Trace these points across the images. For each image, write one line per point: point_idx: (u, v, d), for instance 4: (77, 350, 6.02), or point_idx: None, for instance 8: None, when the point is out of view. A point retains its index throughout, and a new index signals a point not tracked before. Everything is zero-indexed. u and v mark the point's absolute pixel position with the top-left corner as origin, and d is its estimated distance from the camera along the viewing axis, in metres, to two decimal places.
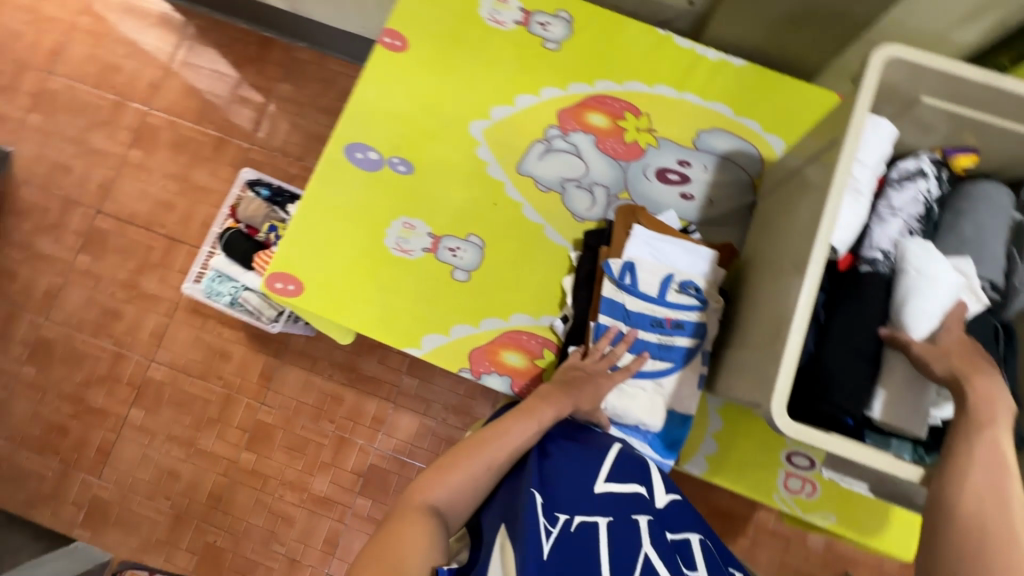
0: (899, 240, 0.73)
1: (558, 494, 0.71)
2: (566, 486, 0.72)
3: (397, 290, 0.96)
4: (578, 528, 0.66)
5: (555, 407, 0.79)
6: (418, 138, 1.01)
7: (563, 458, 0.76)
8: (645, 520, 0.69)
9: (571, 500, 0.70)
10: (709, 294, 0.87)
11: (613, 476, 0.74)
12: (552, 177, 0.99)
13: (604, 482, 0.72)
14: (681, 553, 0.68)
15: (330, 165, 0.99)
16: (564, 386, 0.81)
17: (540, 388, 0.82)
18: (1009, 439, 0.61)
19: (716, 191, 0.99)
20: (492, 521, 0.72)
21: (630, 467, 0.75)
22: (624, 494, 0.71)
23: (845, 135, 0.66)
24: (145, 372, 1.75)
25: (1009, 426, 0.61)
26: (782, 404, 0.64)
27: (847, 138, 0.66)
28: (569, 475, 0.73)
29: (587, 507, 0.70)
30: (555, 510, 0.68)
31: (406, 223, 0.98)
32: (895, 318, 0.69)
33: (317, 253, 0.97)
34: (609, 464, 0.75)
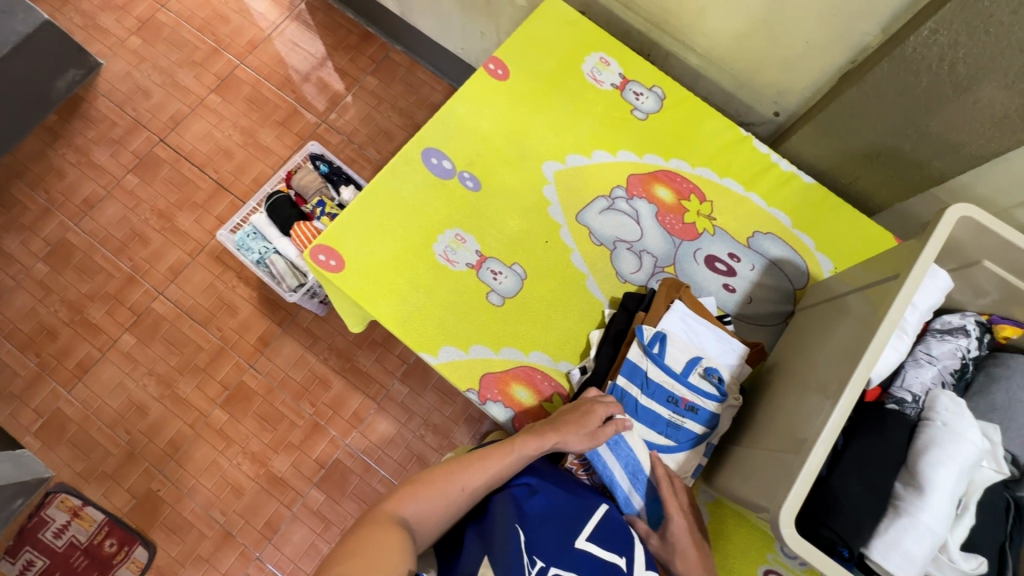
0: (931, 389, 0.75)
1: (541, 539, 0.71)
2: (550, 530, 0.73)
3: (431, 294, 0.97)
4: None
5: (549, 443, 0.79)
6: (493, 161, 1.05)
7: (549, 504, 0.76)
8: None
9: (553, 547, 0.71)
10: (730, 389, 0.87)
11: (596, 536, 0.73)
12: (607, 233, 1.02)
13: (586, 540, 0.72)
14: None
15: (403, 161, 1.03)
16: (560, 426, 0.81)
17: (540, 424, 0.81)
18: None
19: (757, 291, 1.01)
20: (471, 546, 0.70)
21: (615, 533, 0.75)
22: (603, 560, 0.71)
23: (905, 276, 0.69)
24: (150, 303, 1.75)
25: None
26: (787, 516, 0.63)
27: (907, 279, 0.68)
28: (554, 523, 0.74)
29: (565, 561, 0.70)
30: (534, 552, 0.70)
31: (458, 235, 1.01)
32: (913, 463, 0.69)
33: (367, 238, 0.99)
34: (596, 523, 0.75)
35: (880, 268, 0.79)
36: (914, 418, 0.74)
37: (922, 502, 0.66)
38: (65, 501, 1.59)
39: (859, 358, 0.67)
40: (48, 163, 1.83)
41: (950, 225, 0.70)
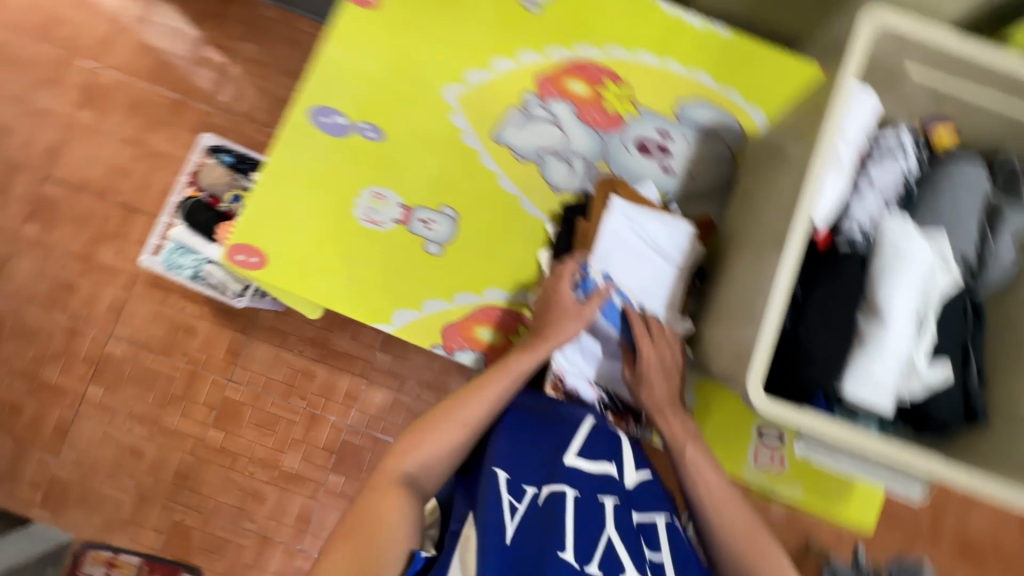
0: (878, 216, 0.73)
1: (523, 469, 0.66)
2: (532, 457, 0.67)
3: (367, 263, 0.92)
4: (546, 500, 0.63)
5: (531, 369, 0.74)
6: (388, 102, 0.95)
7: (531, 430, 0.70)
8: (611, 503, 0.63)
9: (537, 474, 0.66)
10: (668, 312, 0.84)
11: (585, 450, 0.67)
12: (529, 147, 0.95)
13: (574, 457, 0.67)
14: (646, 537, 0.63)
15: (293, 128, 0.93)
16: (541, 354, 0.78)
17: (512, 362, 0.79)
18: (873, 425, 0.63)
19: (696, 164, 0.97)
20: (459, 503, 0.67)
21: (603, 441, 0.69)
22: (593, 475, 0.66)
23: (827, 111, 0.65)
24: (104, 348, 1.67)
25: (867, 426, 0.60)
26: (758, 378, 0.62)
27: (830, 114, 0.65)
28: (537, 450, 0.68)
29: (556, 481, 0.64)
30: (523, 484, 0.64)
31: (376, 192, 0.93)
32: (871, 298, 0.69)
33: (282, 225, 0.92)
34: (583, 436, 0.69)
35: (808, 105, 0.74)
36: (866, 250, 0.73)
37: (884, 332, 0.67)
38: (96, 556, 1.59)
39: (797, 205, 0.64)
40: None
41: (864, 45, 0.65)
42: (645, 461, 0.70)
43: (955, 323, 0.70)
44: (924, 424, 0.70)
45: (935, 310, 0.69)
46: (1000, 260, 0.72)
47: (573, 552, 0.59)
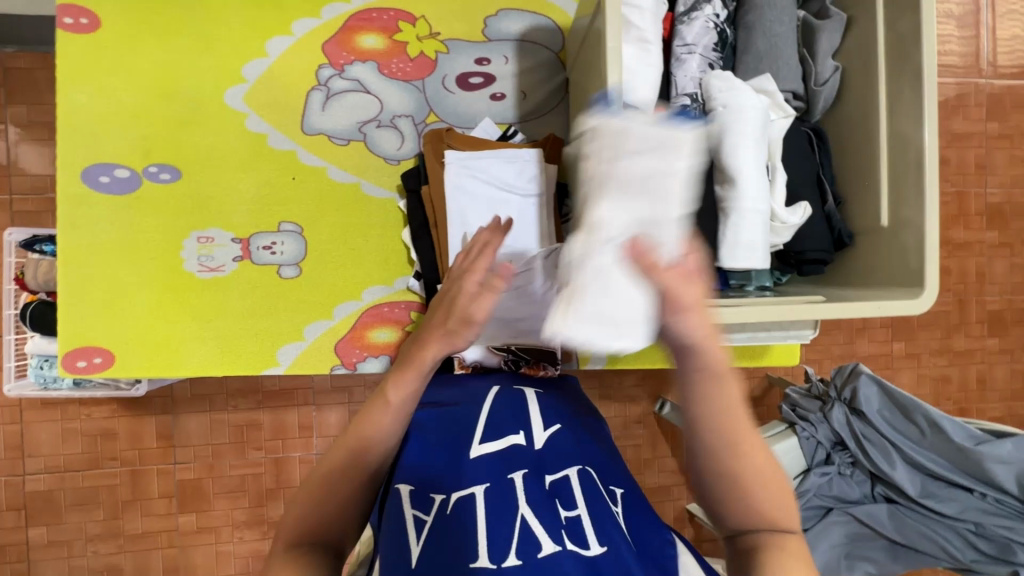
0: (703, 77, 0.70)
1: (428, 474, 0.57)
2: (435, 458, 0.58)
3: (226, 315, 0.83)
4: (454, 506, 0.53)
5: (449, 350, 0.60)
6: (168, 132, 0.82)
7: (432, 426, 0.62)
8: (521, 476, 0.55)
9: (442, 476, 0.56)
10: (546, 245, 0.79)
11: (489, 433, 0.61)
12: (346, 126, 0.85)
13: (478, 443, 0.59)
14: (562, 497, 0.55)
15: (70, 203, 0.79)
16: None
17: None
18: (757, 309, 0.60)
19: (525, 81, 0.90)
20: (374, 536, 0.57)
21: (505, 415, 0.63)
22: (502, 452, 0.58)
23: None
24: (24, 488, 1.52)
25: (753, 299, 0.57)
26: None
27: None
28: (441, 447, 0.60)
29: (462, 477, 0.56)
30: (429, 494, 0.55)
31: (201, 236, 0.82)
32: (720, 165, 0.67)
33: (111, 313, 0.80)
34: (484, 419, 0.62)
35: None
36: (701, 117, 0.70)
37: (739, 194, 0.65)
38: None
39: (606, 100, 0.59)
40: None
41: None
42: (553, 417, 0.64)
43: (798, 159, 0.70)
44: (802, 262, 0.72)
45: (781, 154, 0.68)
46: (824, 78, 0.70)
47: (488, 556, 0.49)
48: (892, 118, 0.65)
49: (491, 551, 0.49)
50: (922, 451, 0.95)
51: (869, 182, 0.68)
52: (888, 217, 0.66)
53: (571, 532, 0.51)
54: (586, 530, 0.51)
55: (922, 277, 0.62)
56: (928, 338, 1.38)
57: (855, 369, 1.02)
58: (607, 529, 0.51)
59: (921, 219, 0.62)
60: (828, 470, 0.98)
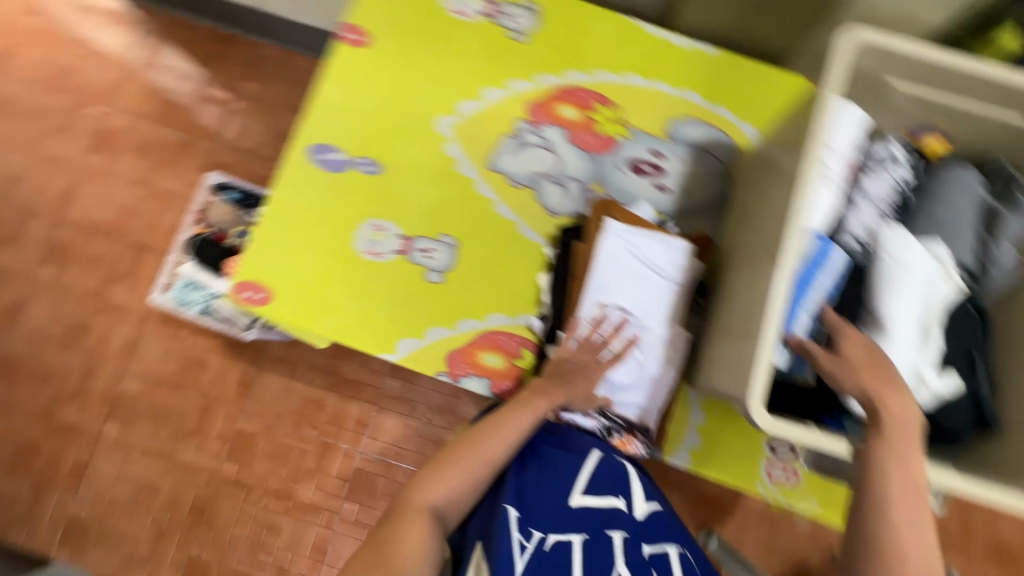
0: (875, 226, 0.73)
1: (533, 509, 0.69)
2: (543, 497, 0.71)
3: (371, 295, 0.93)
4: (553, 546, 0.67)
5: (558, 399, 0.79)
6: (385, 136, 0.97)
7: (537, 471, 0.74)
8: (620, 537, 0.70)
9: (548, 518, 0.69)
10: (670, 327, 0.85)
11: (588, 487, 0.73)
12: (525, 173, 0.97)
13: (580, 495, 0.72)
14: (647, 565, 0.69)
15: (293, 168, 0.95)
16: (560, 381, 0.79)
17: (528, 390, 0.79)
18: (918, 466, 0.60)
19: (690, 181, 0.97)
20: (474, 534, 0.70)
21: (604, 477, 0.74)
22: (596, 510, 0.71)
23: (811, 130, 0.66)
24: (117, 386, 1.70)
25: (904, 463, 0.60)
26: (759, 395, 0.61)
27: (812, 132, 0.65)
28: (544, 488, 0.72)
29: (566, 522, 0.69)
30: (530, 526, 0.67)
31: (377, 224, 0.95)
32: (875, 312, 0.69)
33: (285, 263, 0.94)
34: (587, 477, 0.74)
35: (794, 121, 0.75)
36: (864, 261, 0.73)
37: (887, 343, 0.67)
38: None
39: (786, 220, 0.64)
40: None
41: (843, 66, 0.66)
42: (650, 494, 0.76)
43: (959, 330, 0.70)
44: (935, 433, 0.69)
45: (941, 320, 0.69)
46: (1001, 263, 0.72)
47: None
48: None
49: None
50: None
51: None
52: None
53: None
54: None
55: None
56: None
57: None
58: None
59: None
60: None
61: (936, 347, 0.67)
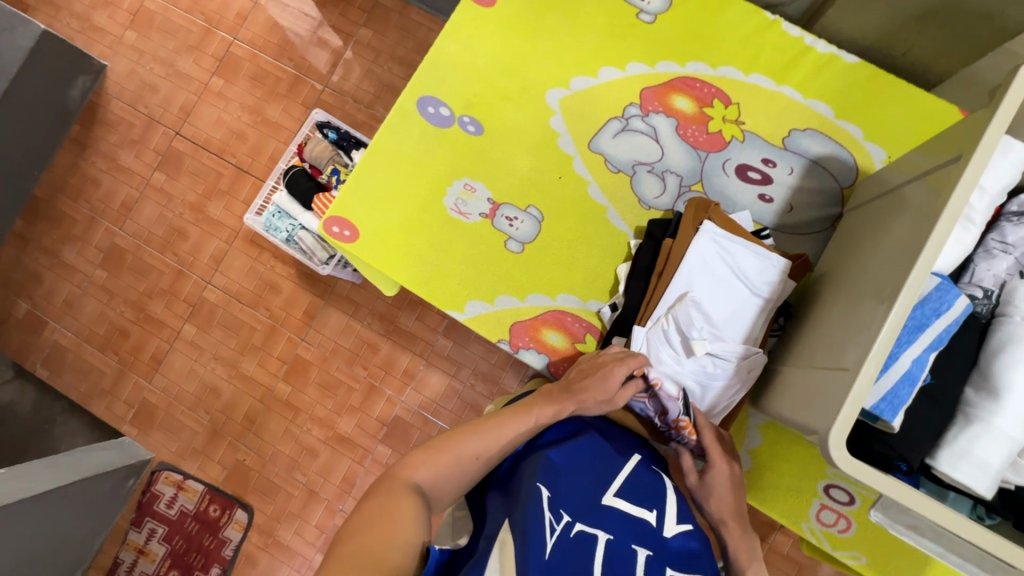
0: (1008, 281, 0.66)
1: (565, 493, 0.63)
2: (573, 484, 0.64)
3: (449, 253, 0.95)
4: (578, 534, 0.58)
5: (567, 408, 0.75)
6: (492, 99, 0.98)
7: (569, 456, 0.68)
8: (644, 554, 0.60)
9: (577, 503, 0.62)
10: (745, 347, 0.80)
11: (624, 492, 0.66)
12: (623, 158, 0.94)
13: (613, 496, 0.64)
14: None
15: (400, 116, 0.98)
16: (578, 387, 0.76)
17: (553, 389, 0.78)
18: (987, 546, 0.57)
19: (798, 197, 0.92)
20: (495, 510, 0.63)
21: (643, 487, 0.67)
22: (631, 516, 0.63)
23: (964, 162, 0.60)
24: (201, 292, 1.84)
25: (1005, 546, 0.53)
26: (840, 430, 0.57)
27: (966, 163, 0.59)
28: (576, 476, 0.66)
29: (594, 516, 0.62)
30: (559, 508, 0.61)
31: (467, 184, 0.96)
32: (990, 373, 0.62)
33: (375, 206, 0.97)
34: (623, 479, 0.67)
35: (940, 150, 0.69)
36: (986, 316, 0.66)
37: (996, 410, 0.61)
38: (168, 477, 1.78)
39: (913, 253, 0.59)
40: (83, 174, 1.91)
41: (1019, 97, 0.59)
42: (686, 515, 0.67)
43: None
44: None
45: None
46: None
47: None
48: None
49: None
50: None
51: None
52: None
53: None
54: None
55: None
56: None
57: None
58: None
59: None
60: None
61: None
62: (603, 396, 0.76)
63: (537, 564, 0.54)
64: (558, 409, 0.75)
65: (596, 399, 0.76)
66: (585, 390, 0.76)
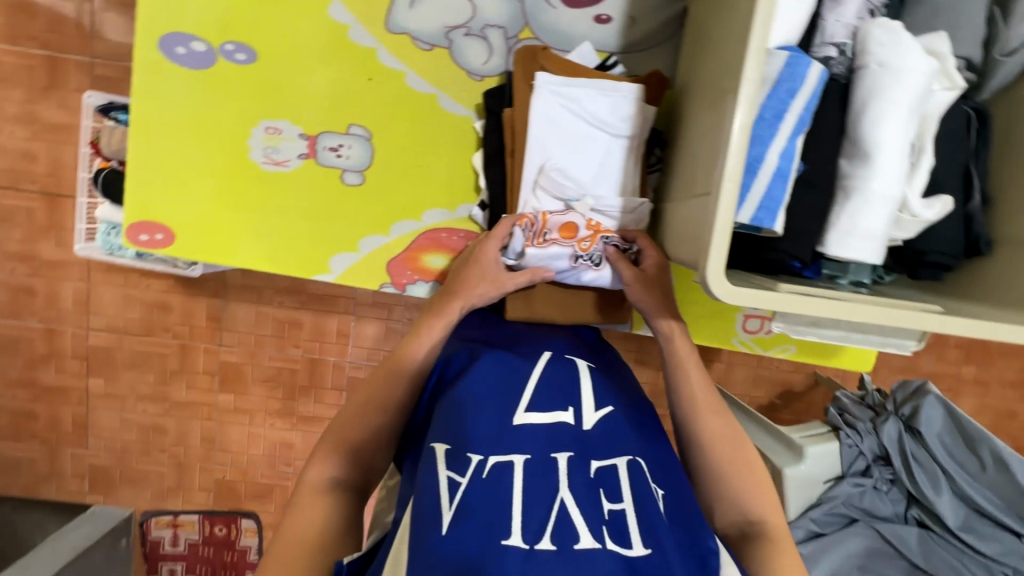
0: (859, 26, 0.58)
1: (468, 432, 0.54)
2: (476, 418, 0.55)
3: (285, 214, 0.81)
4: (490, 470, 0.49)
5: (455, 316, 0.68)
6: (249, 9, 0.76)
7: (470, 387, 0.59)
8: (567, 458, 0.51)
9: (485, 435, 0.53)
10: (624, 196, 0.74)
11: (535, 404, 0.57)
12: (432, 29, 0.78)
13: (523, 413, 0.56)
14: (608, 488, 0.50)
15: (146, 71, 0.76)
16: (460, 286, 0.70)
17: (437, 300, 0.70)
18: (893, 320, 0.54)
19: (638, 5, 0.78)
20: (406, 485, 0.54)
21: (555, 390, 0.59)
22: (548, 426, 0.55)
23: None
24: None
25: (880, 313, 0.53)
26: (719, 258, 0.51)
27: None
28: (481, 406, 0.57)
29: (504, 441, 0.53)
30: (466, 452, 0.51)
31: (268, 127, 0.79)
32: (857, 138, 0.58)
33: (174, 193, 0.80)
34: (532, 389, 0.59)
35: None
36: (844, 75, 0.60)
37: (869, 173, 0.57)
38: None
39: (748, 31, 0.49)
40: None
41: None
42: (606, 399, 0.61)
43: (955, 148, 0.59)
44: (921, 262, 0.62)
45: (931, 136, 0.58)
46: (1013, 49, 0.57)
47: (521, 533, 0.44)
48: None
49: (526, 525, 0.45)
50: (972, 484, 0.90)
51: None
52: None
53: (613, 528, 0.46)
54: (631, 527, 0.46)
55: None
56: (1006, 366, 1.28)
57: (922, 386, 0.95)
58: (652, 526, 0.47)
59: None
60: (864, 482, 0.92)
61: (922, 169, 0.58)
62: (484, 278, 0.70)
63: (439, 534, 0.44)
64: (445, 321, 0.68)
65: (479, 283, 0.70)
66: (465, 283, 0.70)
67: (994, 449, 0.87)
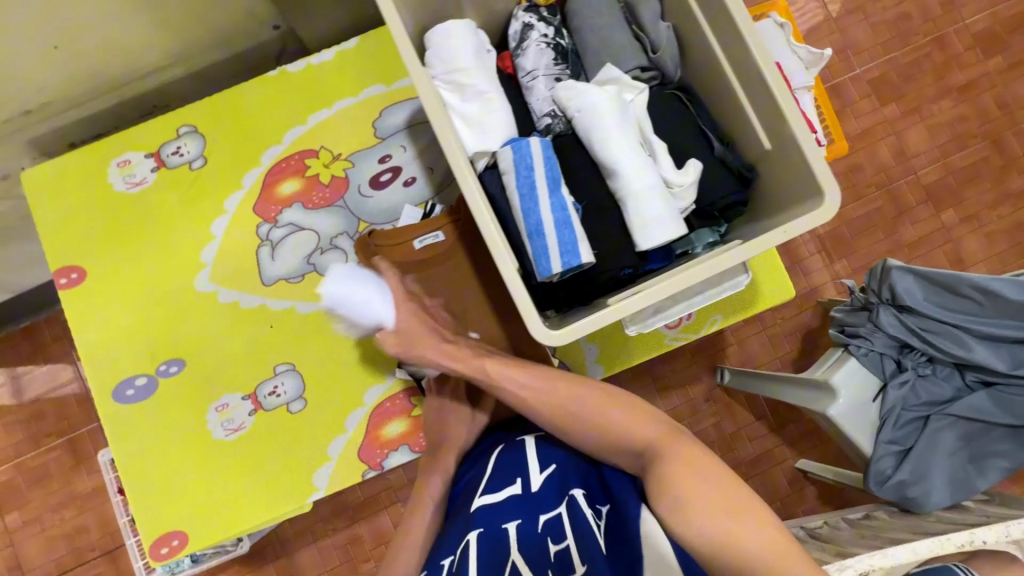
0: (552, 94, 0.74)
1: (445, 539, 0.70)
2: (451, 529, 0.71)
3: (261, 464, 0.92)
4: (456, 564, 0.65)
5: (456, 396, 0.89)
6: (164, 332, 0.94)
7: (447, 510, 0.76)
8: (514, 525, 0.66)
9: (454, 538, 0.69)
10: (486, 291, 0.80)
11: (490, 489, 0.71)
12: (297, 264, 0.95)
13: (480, 498, 0.70)
14: (553, 532, 0.64)
15: (112, 422, 0.92)
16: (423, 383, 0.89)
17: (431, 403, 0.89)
18: (691, 274, 0.62)
19: (428, 157, 0.97)
20: None
21: (503, 473, 0.72)
22: (499, 504, 0.68)
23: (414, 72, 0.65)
24: None
25: (665, 291, 0.62)
26: (537, 316, 0.61)
27: (416, 74, 0.64)
28: (456, 515, 0.72)
29: (465, 533, 0.68)
30: (441, 559, 0.68)
31: (218, 406, 0.93)
32: (602, 166, 0.70)
33: (173, 500, 0.92)
34: (487, 482, 0.73)
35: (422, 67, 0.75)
36: (567, 127, 0.73)
37: (626, 181, 0.68)
38: None
39: (451, 160, 0.63)
40: None
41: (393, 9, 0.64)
42: (549, 459, 0.72)
43: (674, 125, 0.72)
44: (723, 211, 0.71)
45: (652, 132, 0.71)
46: (664, 44, 0.72)
47: None
48: (730, 55, 0.65)
49: None
50: (984, 321, 1.12)
51: (745, 115, 0.67)
52: (767, 139, 0.65)
53: (558, 564, 0.61)
54: (572, 558, 0.61)
55: (818, 183, 0.60)
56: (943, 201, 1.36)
57: (886, 268, 1.18)
58: (587, 549, 0.60)
59: (794, 133, 0.61)
60: (905, 378, 1.15)
61: (661, 158, 0.70)
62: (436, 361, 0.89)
63: None
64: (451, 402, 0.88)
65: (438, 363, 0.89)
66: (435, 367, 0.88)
67: (972, 283, 1.11)
